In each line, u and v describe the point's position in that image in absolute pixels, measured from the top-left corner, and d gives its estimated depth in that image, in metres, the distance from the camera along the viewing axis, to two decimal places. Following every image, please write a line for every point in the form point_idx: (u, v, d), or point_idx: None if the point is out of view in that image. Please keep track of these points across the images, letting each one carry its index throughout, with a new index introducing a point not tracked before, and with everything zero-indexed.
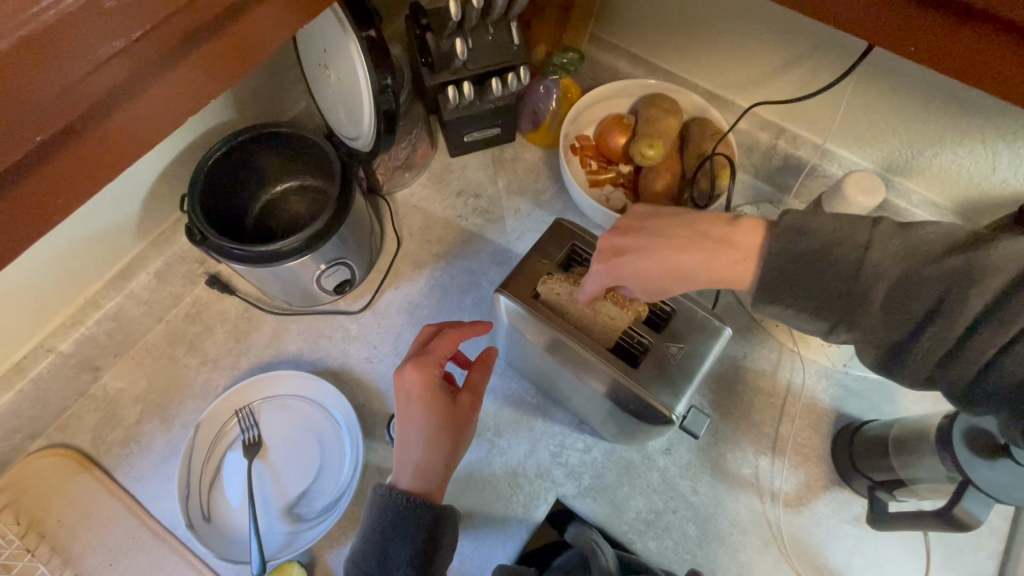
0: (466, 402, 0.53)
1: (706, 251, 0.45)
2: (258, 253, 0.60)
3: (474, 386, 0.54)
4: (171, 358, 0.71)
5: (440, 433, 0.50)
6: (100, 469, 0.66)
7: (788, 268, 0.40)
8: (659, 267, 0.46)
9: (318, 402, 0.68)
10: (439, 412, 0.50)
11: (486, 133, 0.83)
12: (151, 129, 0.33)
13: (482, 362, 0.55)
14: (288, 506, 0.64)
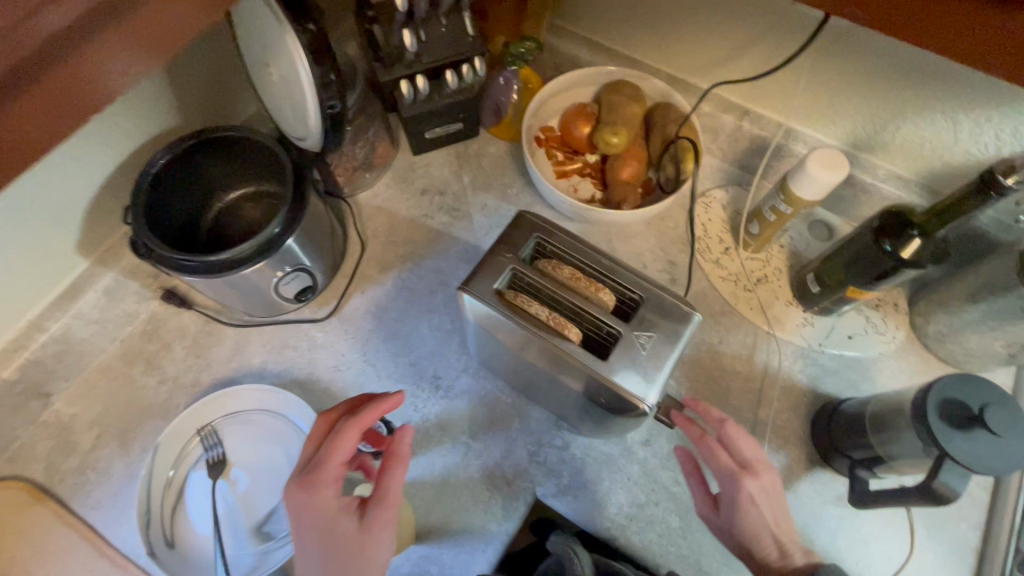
0: (373, 513, 0.47)
1: (784, 509, 0.54)
2: (209, 264, 0.57)
3: (382, 493, 0.48)
4: (127, 378, 0.68)
5: (342, 558, 0.47)
6: (55, 500, 0.62)
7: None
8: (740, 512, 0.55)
9: (285, 415, 0.65)
10: (339, 543, 0.47)
11: (448, 128, 0.81)
12: (59, 114, 0.30)
13: (390, 459, 0.48)
14: (257, 525, 0.61)
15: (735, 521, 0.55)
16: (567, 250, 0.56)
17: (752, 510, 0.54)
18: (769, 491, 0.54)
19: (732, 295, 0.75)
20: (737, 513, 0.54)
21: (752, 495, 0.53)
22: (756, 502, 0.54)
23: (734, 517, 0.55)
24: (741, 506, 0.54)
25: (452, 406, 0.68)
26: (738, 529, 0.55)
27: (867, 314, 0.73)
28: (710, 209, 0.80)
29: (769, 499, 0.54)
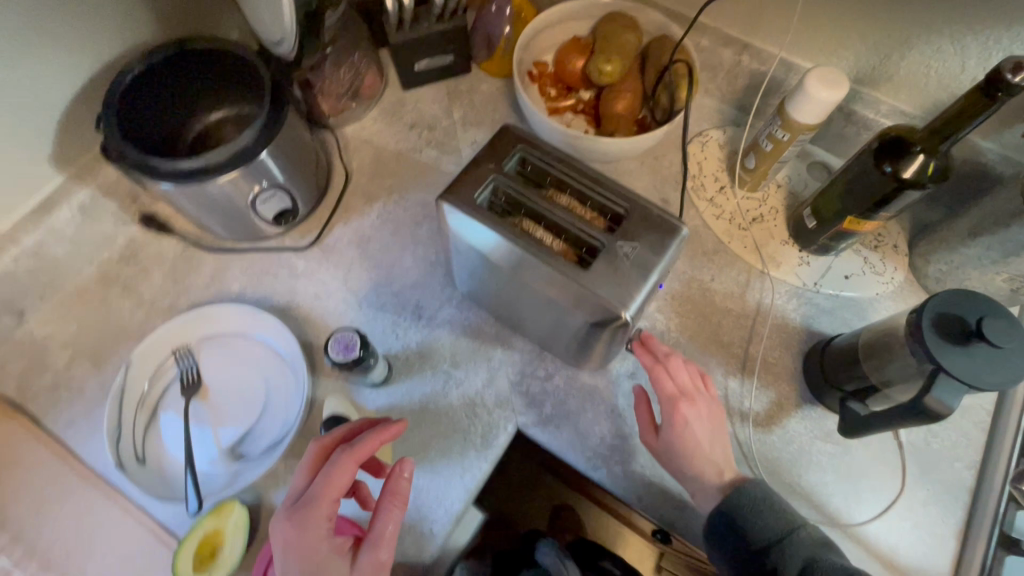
0: (364, 560, 0.45)
1: (719, 437, 0.56)
2: (180, 169, 0.55)
3: (375, 535, 0.46)
4: (103, 301, 0.67)
5: None
6: (26, 416, 0.61)
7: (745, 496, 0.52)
8: (683, 440, 0.55)
9: (261, 339, 0.64)
10: None
11: (439, 61, 0.79)
12: None
13: (388, 497, 0.47)
14: (230, 445, 0.60)
15: (677, 445, 0.55)
16: (554, 160, 0.54)
17: (689, 433, 0.55)
18: (705, 417, 0.56)
19: (726, 233, 0.72)
20: (674, 436, 0.55)
21: (690, 420, 0.55)
22: (693, 427, 0.55)
23: (670, 440, 0.55)
24: (680, 427, 0.55)
25: (434, 335, 0.66)
26: (671, 450, 0.55)
27: (865, 254, 0.70)
28: (706, 148, 0.78)
29: (707, 426, 0.55)
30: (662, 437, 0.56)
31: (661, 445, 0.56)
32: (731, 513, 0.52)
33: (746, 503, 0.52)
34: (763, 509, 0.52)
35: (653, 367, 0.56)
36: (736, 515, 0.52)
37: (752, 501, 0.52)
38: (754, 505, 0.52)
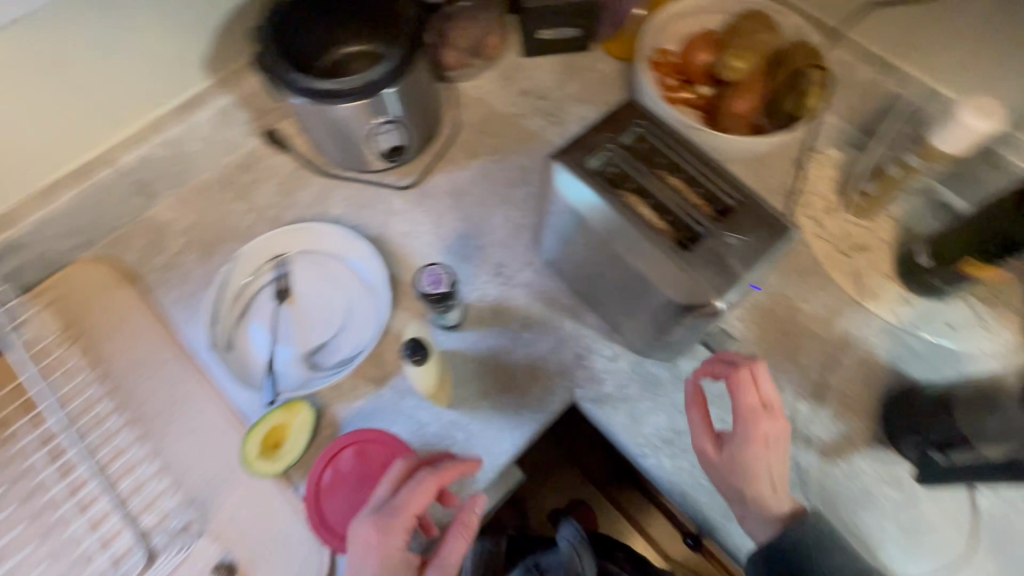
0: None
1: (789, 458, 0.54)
2: (315, 89, 0.59)
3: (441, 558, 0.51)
4: (220, 200, 0.73)
5: None
6: (139, 287, 0.68)
7: (806, 535, 0.51)
8: (757, 459, 0.52)
9: (352, 265, 0.68)
10: None
11: (563, 33, 0.79)
12: None
13: (458, 529, 0.51)
14: (307, 354, 0.64)
15: (746, 463, 0.52)
16: (672, 141, 0.54)
17: (757, 453, 0.52)
18: (780, 437, 0.53)
19: (824, 256, 0.69)
20: (746, 453, 0.52)
21: (759, 439, 0.52)
22: (768, 446, 0.52)
23: (735, 458, 0.53)
24: (753, 448, 0.52)
25: (510, 294, 0.67)
26: (733, 469, 0.53)
27: (979, 308, 0.65)
28: (821, 166, 0.74)
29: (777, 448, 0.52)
30: (727, 454, 0.54)
31: (729, 459, 0.54)
32: (793, 557, 0.51)
33: (805, 536, 0.51)
34: (827, 550, 0.51)
35: (738, 377, 0.53)
36: (799, 554, 0.51)
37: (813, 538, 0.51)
38: (812, 541, 0.51)
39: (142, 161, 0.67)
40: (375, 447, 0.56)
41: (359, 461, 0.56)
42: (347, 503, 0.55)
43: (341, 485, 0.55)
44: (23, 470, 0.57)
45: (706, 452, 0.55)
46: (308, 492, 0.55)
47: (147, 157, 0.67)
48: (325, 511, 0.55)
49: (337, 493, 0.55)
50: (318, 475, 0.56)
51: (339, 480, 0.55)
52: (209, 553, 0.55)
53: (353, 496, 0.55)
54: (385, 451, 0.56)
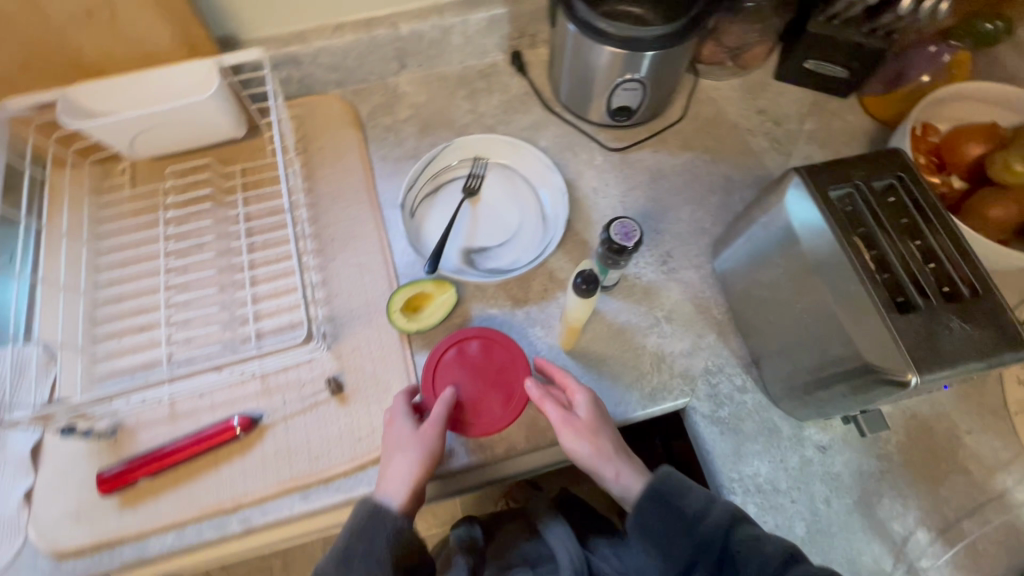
0: (410, 458, 0.53)
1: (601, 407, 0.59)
2: (580, 23, 0.63)
3: (421, 437, 0.54)
4: (451, 94, 0.80)
5: (403, 451, 0.53)
6: (361, 135, 0.77)
7: (665, 480, 0.53)
8: (593, 412, 0.57)
9: (537, 194, 0.72)
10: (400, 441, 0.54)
11: (830, 70, 0.76)
12: None
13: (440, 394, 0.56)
14: (469, 249, 0.69)
15: (593, 418, 0.56)
16: (928, 204, 0.50)
17: (596, 405, 0.57)
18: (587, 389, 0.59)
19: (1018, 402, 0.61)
20: (588, 408, 0.57)
21: (581, 392, 0.58)
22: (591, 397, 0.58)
23: (591, 416, 0.56)
24: (581, 398, 0.57)
25: (667, 283, 0.67)
26: (598, 429, 0.56)
27: None
28: None
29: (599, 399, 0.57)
30: (584, 415, 0.56)
31: (589, 425, 0.56)
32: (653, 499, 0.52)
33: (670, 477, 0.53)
34: (684, 487, 0.52)
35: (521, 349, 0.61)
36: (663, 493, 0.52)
37: (674, 479, 0.53)
38: (670, 475, 0.53)
39: (412, 34, 0.75)
40: (498, 349, 0.61)
41: (478, 353, 0.60)
42: (458, 383, 0.59)
43: (457, 365, 0.60)
44: (227, 232, 0.68)
45: (565, 418, 0.56)
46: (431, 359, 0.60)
47: (417, 32, 0.75)
48: (437, 382, 0.59)
49: (451, 370, 0.59)
50: (443, 349, 0.60)
51: (459, 361, 0.60)
52: (329, 367, 0.62)
53: (466, 380, 0.59)
54: (506, 356, 0.60)
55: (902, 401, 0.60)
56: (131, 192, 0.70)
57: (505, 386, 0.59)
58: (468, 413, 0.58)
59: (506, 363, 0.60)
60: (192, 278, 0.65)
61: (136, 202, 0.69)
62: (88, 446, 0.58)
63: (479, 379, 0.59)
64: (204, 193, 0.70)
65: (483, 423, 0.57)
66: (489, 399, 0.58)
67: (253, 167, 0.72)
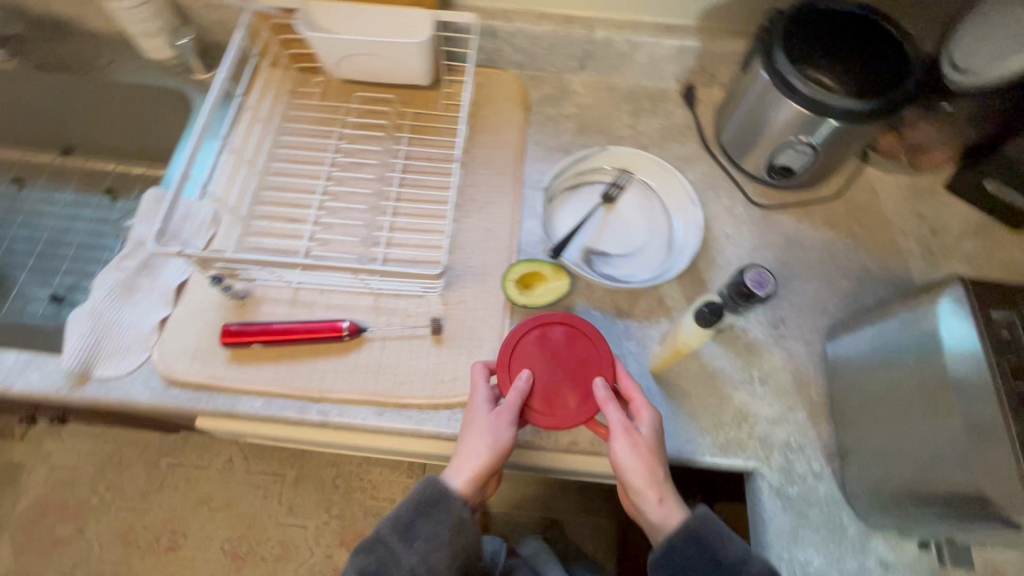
0: (478, 440, 0.56)
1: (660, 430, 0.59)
2: (774, 75, 0.64)
3: (494, 423, 0.56)
4: (616, 105, 0.84)
5: (473, 433, 0.56)
6: (524, 117, 0.82)
7: (703, 521, 0.54)
8: (651, 431, 0.57)
9: (670, 222, 0.74)
10: (472, 422, 0.57)
11: (1010, 197, 0.72)
12: None
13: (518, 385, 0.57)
14: (591, 250, 0.71)
15: (651, 438, 0.57)
16: None
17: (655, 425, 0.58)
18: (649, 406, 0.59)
19: None
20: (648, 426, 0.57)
21: (644, 407, 0.58)
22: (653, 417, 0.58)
23: (651, 437, 0.56)
24: (643, 414, 0.58)
25: (771, 347, 0.67)
26: (654, 450, 0.56)
27: None
28: None
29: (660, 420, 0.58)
30: (644, 432, 0.57)
31: (645, 443, 0.56)
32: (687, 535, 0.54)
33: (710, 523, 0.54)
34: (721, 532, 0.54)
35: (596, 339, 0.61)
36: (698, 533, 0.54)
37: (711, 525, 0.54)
38: (707, 516, 0.55)
39: (602, 40, 0.79)
40: (580, 341, 0.61)
41: (560, 343, 0.61)
42: (536, 369, 0.60)
43: (537, 350, 0.60)
44: (387, 163, 0.75)
45: (629, 427, 0.56)
46: (511, 336, 0.60)
47: (607, 41, 0.79)
48: (514, 364, 0.59)
49: (531, 354, 0.60)
50: (523, 330, 0.61)
51: (539, 346, 0.61)
52: (435, 309, 0.67)
53: (545, 367, 0.59)
54: (589, 350, 0.60)
55: (989, 551, 0.56)
56: (319, 103, 0.78)
57: (584, 380, 0.59)
58: (547, 399, 0.58)
59: (588, 358, 0.60)
60: (346, 191, 0.72)
61: (320, 113, 0.78)
62: (223, 300, 0.65)
63: (558, 368, 0.59)
64: (378, 123, 0.78)
65: (555, 418, 0.58)
66: (568, 391, 0.59)
67: (424, 113, 0.78)
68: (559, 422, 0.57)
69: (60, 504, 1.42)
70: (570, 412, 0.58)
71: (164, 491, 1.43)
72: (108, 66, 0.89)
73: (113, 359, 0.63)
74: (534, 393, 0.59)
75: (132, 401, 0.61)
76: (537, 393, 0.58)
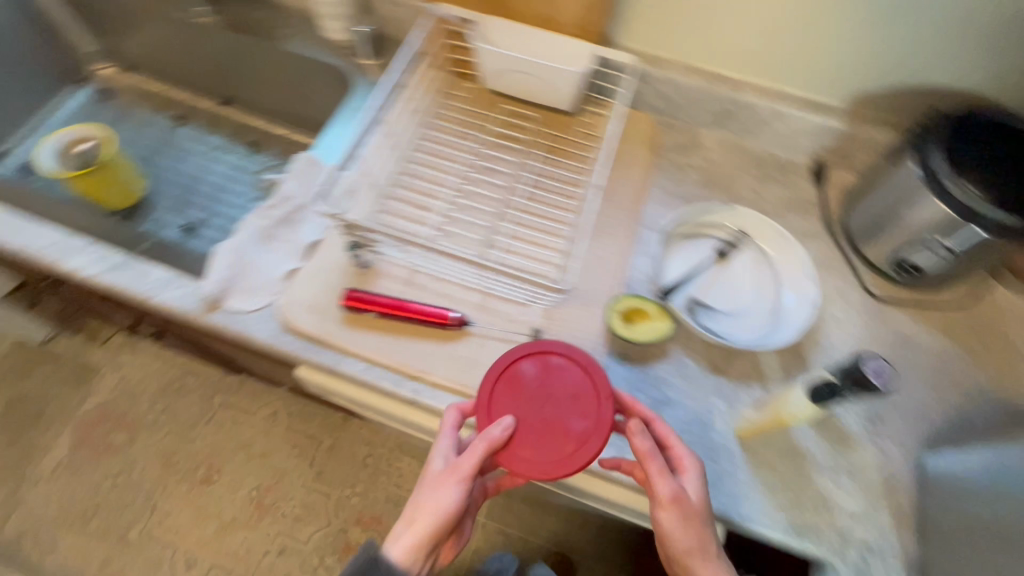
0: (420, 502, 0.57)
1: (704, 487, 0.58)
2: (925, 173, 0.64)
3: (442, 487, 0.57)
4: (744, 167, 0.85)
5: (422, 497, 0.58)
6: (651, 159, 0.84)
7: None
8: (698, 490, 0.57)
9: (783, 290, 0.72)
10: (421, 489, 0.58)
11: None
12: None
13: (476, 447, 0.55)
14: (696, 300, 0.71)
15: (701, 504, 0.56)
16: None
17: (699, 486, 0.57)
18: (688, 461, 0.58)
19: None
20: (695, 490, 0.56)
21: (689, 465, 0.57)
22: (695, 478, 0.57)
23: (700, 502, 0.56)
24: (690, 473, 0.57)
25: (865, 441, 0.65)
26: (704, 516, 0.56)
27: None
28: None
29: (706, 481, 0.57)
30: (694, 495, 0.56)
31: (696, 510, 0.55)
32: None
33: None
34: None
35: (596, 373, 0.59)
36: None
37: None
38: None
39: (749, 105, 0.81)
40: (559, 372, 0.59)
41: (539, 379, 0.59)
42: (520, 412, 0.57)
43: (518, 391, 0.58)
44: (518, 174, 0.78)
45: (680, 497, 0.55)
46: (495, 368, 0.59)
47: (751, 105, 0.81)
48: (493, 408, 0.58)
49: (511, 397, 0.58)
50: (505, 363, 0.59)
51: (514, 385, 0.58)
52: (535, 320, 0.68)
53: (531, 409, 0.57)
54: (580, 379, 0.58)
55: None
56: (466, 106, 0.83)
57: (575, 413, 0.57)
58: (541, 437, 0.56)
59: (575, 388, 0.58)
60: (475, 192, 0.76)
61: (466, 115, 0.83)
62: (349, 266, 0.71)
63: (545, 407, 0.57)
64: (515, 136, 0.81)
65: (542, 464, 0.55)
66: (558, 432, 0.56)
67: (560, 136, 0.82)
68: (561, 470, 0.55)
69: (119, 413, 1.52)
70: (572, 455, 0.55)
71: (212, 425, 1.51)
72: (270, 35, 0.96)
73: (243, 296, 0.68)
74: (523, 437, 0.56)
75: (250, 337, 0.67)
76: (525, 434, 0.56)
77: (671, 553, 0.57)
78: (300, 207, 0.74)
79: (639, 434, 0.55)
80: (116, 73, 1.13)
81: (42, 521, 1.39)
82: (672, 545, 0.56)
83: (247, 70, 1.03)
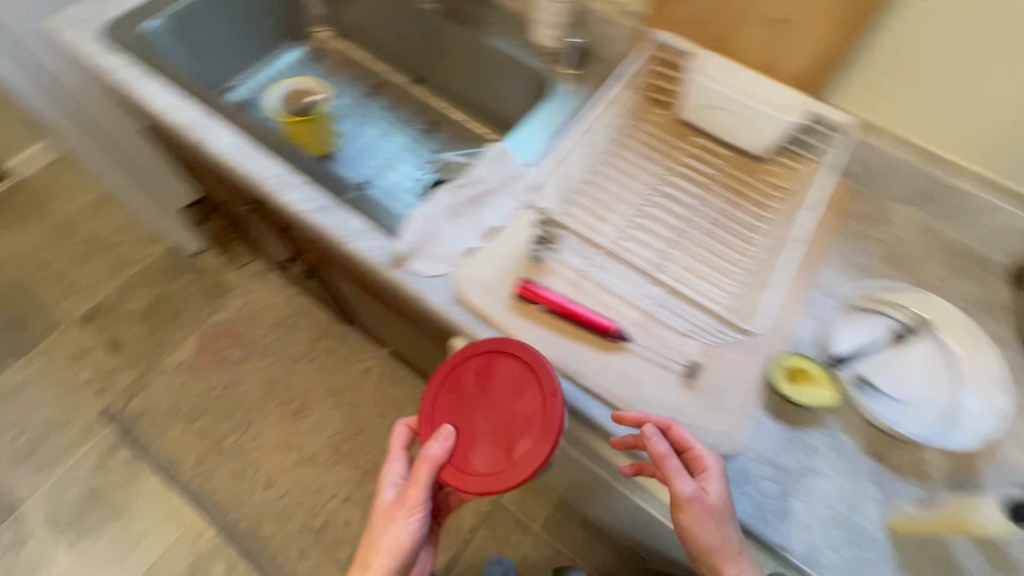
0: (376, 535, 0.70)
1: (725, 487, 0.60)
2: None
3: (395, 516, 0.70)
4: (935, 251, 0.80)
5: (395, 523, 0.69)
6: (834, 221, 0.82)
7: None
8: (718, 489, 0.59)
9: (965, 392, 0.67)
10: (379, 525, 0.70)
11: None
12: None
13: (423, 470, 0.67)
14: (862, 376, 0.69)
15: (722, 507, 0.59)
16: None
17: (717, 487, 0.59)
18: (708, 463, 0.61)
19: None
20: (716, 493, 0.59)
21: (710, 468, 0.60)
22: (713, 480, 0.60)
23: (720, 504, 0.59)
24: (708, 474, 0.60)
25: None
26: (726, 515, 0.59)
27: None
28: None
29: (725, 483, 0.60)
30: (715, 497, 0.59)
31: (716, 511, 0.59)
32: None
33: None
34: None
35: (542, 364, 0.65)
36: None
37: None
38: None
39: (961, 190, 0.77)
40: (509, 369, 0.66)
41: (481, 389, 0.68)
42: (461, 425, 0.68)
43: (456, 404, 0.69)
44: (699, 208, 0.79)
45: (698, 497, 0.58)
46: (445, 368, 0.70)
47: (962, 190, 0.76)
48: (436, 419, 0.69)
49: (451, 409, 0.69)
50: (449, 366, 0.69)
51: (456, 398, 0.69)
52: (692, 353, 0.68)
53: (477, 423, 0.67)
54: (512, 373, 0.66)
55: None
56: (658, 131, 0.85)
57: (523, 415, 0.66)
58: (480, 453, 0.66)
59: (522, 383, 0.66)
60: (653, 215, 0.78)
61: (656, 139, 0.84)
62: (523, 257, 0.74)
63: (490, 413, 0.67)
64: (701, 170, 0.82)
65: (507, 477, 0.64)
66: (500, 436, 0.66)
67: (747, 179, 0.81)
68: (519, 472, 0.63)
69: (238, 332, 1.68)
70: (517, 463, 0.64)
71: (312, 365, 1.63)
72: (480, 25, 1.04)
73: (425, 260, 0.74)
74: (455, 454, 0.67)
75: (424, 299, 0.72)
76: (456, 449, 0.67)
77: (698, 553, 0.61)
78: (489, 192, 0.79)
79: (655, 437, 0.60)
80: (330, 37, 1.25)
81: (157, 407, 1.56)
82: (699, 545, 0.60)
83: (445, 51, 1.11)
